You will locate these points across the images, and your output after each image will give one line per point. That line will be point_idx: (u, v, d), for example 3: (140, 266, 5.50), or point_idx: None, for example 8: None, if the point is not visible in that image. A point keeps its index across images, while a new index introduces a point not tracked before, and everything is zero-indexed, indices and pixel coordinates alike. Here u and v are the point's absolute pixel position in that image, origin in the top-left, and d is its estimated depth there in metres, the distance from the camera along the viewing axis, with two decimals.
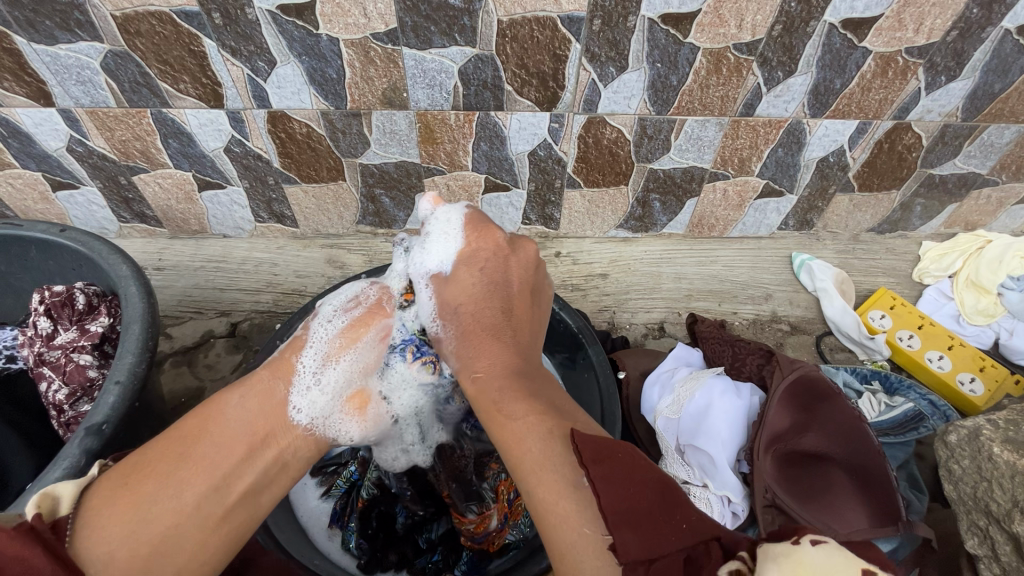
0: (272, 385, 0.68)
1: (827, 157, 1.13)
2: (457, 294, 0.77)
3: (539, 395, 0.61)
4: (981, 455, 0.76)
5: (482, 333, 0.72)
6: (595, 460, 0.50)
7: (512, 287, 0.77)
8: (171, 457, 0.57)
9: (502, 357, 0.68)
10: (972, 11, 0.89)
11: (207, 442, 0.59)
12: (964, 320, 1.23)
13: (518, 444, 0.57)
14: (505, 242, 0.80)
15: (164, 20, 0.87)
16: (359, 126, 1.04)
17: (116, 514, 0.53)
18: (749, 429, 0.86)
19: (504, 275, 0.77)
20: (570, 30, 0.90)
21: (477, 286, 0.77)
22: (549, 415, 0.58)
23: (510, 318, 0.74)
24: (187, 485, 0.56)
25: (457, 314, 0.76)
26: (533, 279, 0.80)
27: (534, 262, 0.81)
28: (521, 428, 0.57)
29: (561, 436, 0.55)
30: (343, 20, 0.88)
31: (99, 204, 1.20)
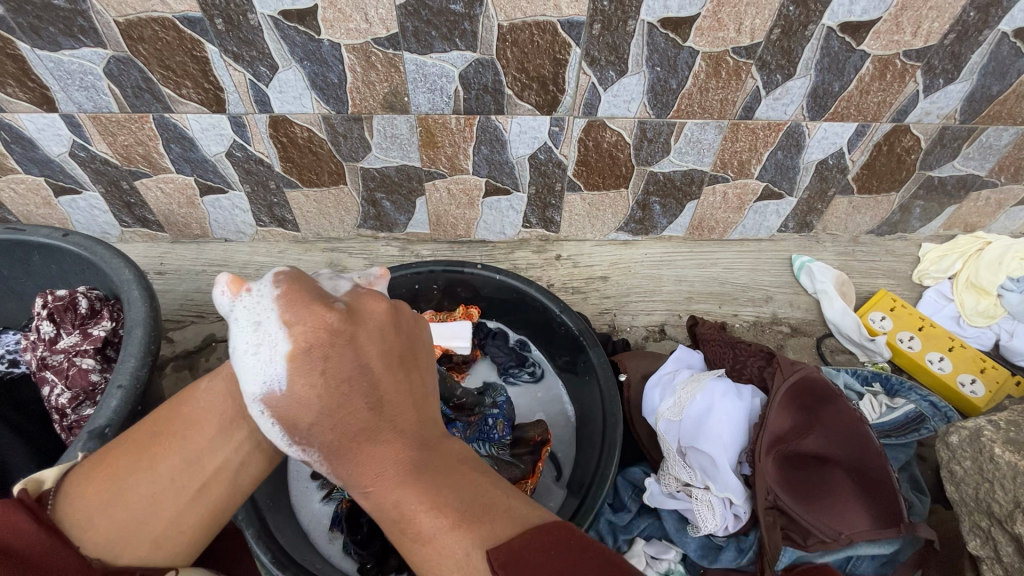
0: (242, 374, 0.61)
1: (826, 159, 1.14)
2: (304, 410, 0.52)
3: (447, 497, 0.50)
4: (982, 456, 0.76)
5: (357, 444, 0.52)
6: (526, 553, 0.45)
7: (331, 385, 0.52)
8: (146, 435, 0.57)
9: (391, 464, 0.51)
10: (969, 14, 0.89)
11: (177, 424, 0.57)
12: (964, 321, 1.23)
13: (436, 559, 0.48)
14: (340, 320, 0.54)
15: (167, 26, 0.88)
16: (360, 130, 1.04)
17: (97, 488, 0.55)
18: (750, 431, 0.86)
19: (351, 365, 0.52)
20: (571, 35, 0.90)
21: (321, 397, 0.52)
22: (464, 527, 0.48)
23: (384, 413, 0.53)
24: (158, 464, 0.56)
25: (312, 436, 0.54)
26: (383, 358, 0.54)
27: (389, 323, 0.57)
28: (436, 551, 0.48)
29: (478, 556, 0.46)
30: (344, 26, 0.88)
31: (101, 209, 1.21)
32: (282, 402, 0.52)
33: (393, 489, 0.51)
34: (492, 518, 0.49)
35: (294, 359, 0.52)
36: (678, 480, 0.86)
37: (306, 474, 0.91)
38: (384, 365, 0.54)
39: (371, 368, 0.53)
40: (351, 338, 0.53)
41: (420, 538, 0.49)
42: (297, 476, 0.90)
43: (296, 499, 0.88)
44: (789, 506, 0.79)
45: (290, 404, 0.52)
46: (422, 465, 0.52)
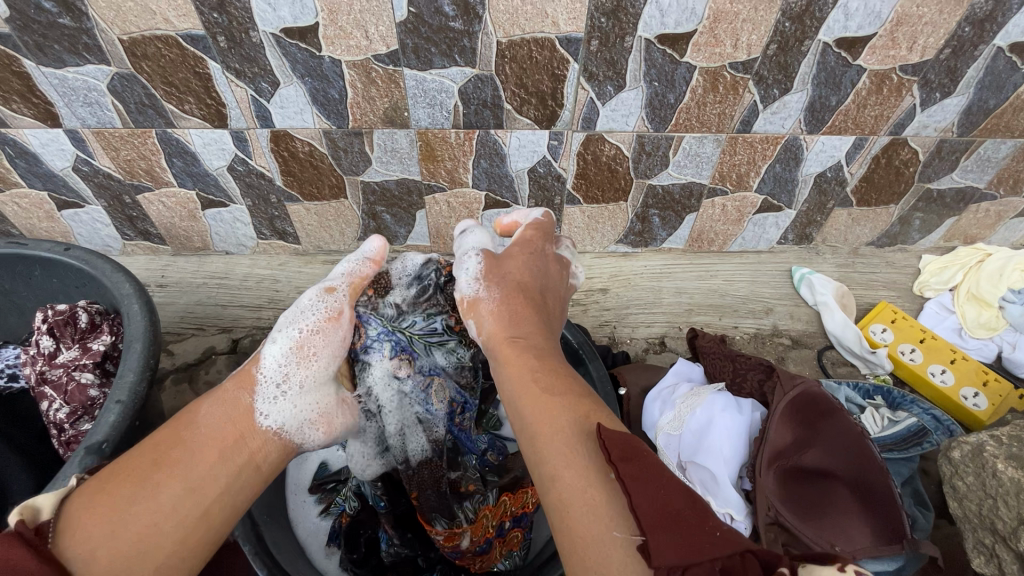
0: (241, 396, 0.62)
1: (825, 172, 1.14)
2: (495, 280, 0.71)
3: (571, 386, 0.59)
4: (985, 472, 0.75)
5: (512, 339, 0.65)
6: (623, 459, 0.47)
7: (508, 284, 0.71)
8: (148, 461, 0.54)
9: (529, 347, 0.63)
10: (964, 29, 0.90)
11: (180, 448, 0.56)
12: (966, 334, 1.22)
13: (553, 423, 0.54)
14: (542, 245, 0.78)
15: (170, 43, 0.89)
16: (361, 144, 1.05)
17: (94, 517, 0.50)
18: (750, 446, 0.85)
19: (546, 271, 0.76)
20: (569, 51, 0.91)
21: (498, 292, 0.70)
22: (574, 407, 0.55)
23: (546, 307, 0.72)
24: (161, 489, 0.52)
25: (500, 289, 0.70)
26: (525, 271, 0.73)
27: (529, 253, 0.76)
28: (559, 416, 0.54)
29: (583, 432, 0.52)
30: (345, 43, 0.90)
31: (103, 222, 1.21)
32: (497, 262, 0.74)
33: (534, 362, 0.61)
34: (598, 416, 0.54)
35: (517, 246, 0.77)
36: None
37: (303, 488, 0.90)
38: (550, 287, 0.75)
39: (550, 281, 0.76)
40: (547, 255, 0.78)
41: (537, 435, 0.54)
42: (294, 489, 0.90)
43: (293, 512, 0.88)
44: (791, 522, 0.78)
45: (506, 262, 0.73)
46: (558, 361, 0.63)
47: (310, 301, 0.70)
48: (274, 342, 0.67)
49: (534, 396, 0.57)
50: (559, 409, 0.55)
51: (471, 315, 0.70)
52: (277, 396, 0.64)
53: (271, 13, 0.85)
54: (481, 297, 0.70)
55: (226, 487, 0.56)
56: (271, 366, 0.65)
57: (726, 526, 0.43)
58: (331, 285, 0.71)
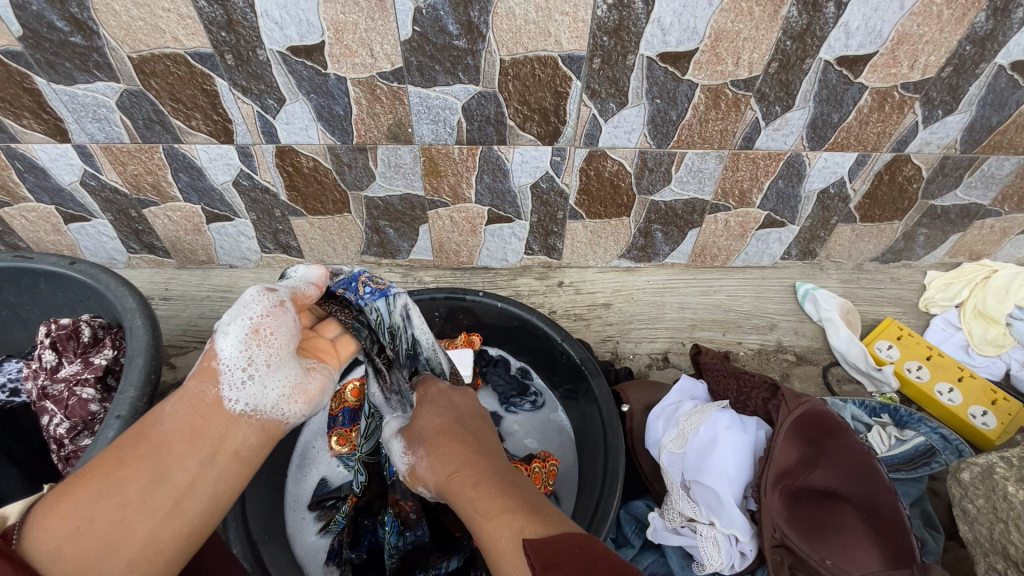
0: (205, 389, 0.56)
1: (828, 188, 1.14)
2: (418, 433, 0.68)
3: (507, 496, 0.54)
4: (996, 494, 0.73)
5: (449, 477, 0.59)
6: (545, 566, 0.45)
7: (428, 433, 0.66)
8: (112, 457, 0.50)
9: (460, 488, 0.57)
10: (965, 48, 0.90)
11: (144, 443, 0.51)
12: (973, 350, 1.21)
13: (496, 546, 0.50)
14: (439, 390, 0.74)
15: (179, 61, 0.90)
16: (365, 160, 1.06)
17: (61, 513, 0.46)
18: (756, 465, 0.84)
19: (455, 407, 0.70)
20: (571, 68, 0.92)
21: (423, 448, 0.65)
22: (507, 519, 0.51)
23: (473, 430, 0.65)
24: (128, 485, 0.49)
25: (421, 436, 0.66)
26: (438, 420, 0.67)
27: (431, 401, 0.72)
28: (498, 531, 0.51)
29: (516, 542, 0.49)
30: (350, 61, 0.91)
31: (109, 236, 1.22)
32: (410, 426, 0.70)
33: (471, 488, 0.56)
34: (532, 521, 0.51)
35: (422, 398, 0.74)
36: (682, 515, 0.84)
37: (302, 504, 0.90)
38: (471, 411, 0.70)
39: (463, 407, 0.71)
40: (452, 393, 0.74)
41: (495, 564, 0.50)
42: (293, 506, 0.90)
43: (292, 530, 0.88)
44: (798, 545, 0.76)
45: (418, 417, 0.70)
46: (502, 469, 0.58)
47: (250, 297, 0.62)
48: (225, 334, 0.60)
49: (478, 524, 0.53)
50: (497, 521, 0.52)
51: (416, 481, 0.65)
52: (240, 378, 0.57)
53: (278, 32, 0.87)
54: (415, 461, 0.65)
55: (196, 479, 0.51)
56: (228, 353, 0.58)
57: None
58: (274, 287, 0.65)
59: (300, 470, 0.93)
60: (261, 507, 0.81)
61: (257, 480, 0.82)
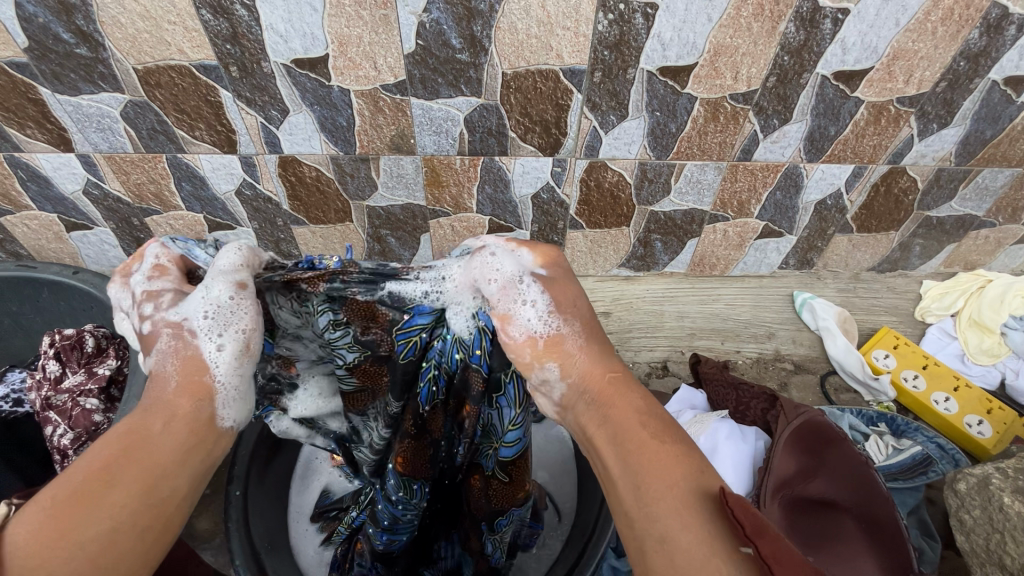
0: (200, 407, 0.49)
1: (825, 200, 1.15)
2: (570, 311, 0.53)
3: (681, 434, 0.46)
4: (992, 505, 0.74)
5: (602, 377, 0.50)
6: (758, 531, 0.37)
7: (584, 317, 0.53)
8: (105, 464, 0.42)
9: (619, 398, 0.48)
10: (959, 63, 0.92)
11: (146, 454, 0.44)
12: (969, 360, 1.22)
13: (666, 471, 0.42)
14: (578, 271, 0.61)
15: (184, 73, 0.91)
16: (367, 170, 1.07)
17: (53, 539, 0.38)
18: (754, 476, 0.84)
19: None
20: (572, 82, 0.93)
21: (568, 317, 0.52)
22: (683, 470, 0.42)
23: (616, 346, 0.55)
24: (126, 502, 0.41)
25: (580, 310, 0.53)
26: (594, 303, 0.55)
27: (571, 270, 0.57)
28: (673, 458, 0.43)
29: (695, 492, 0.41)
30: (354, 73, 0.92)
31: (111, 244, 1.23)
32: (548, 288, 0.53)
33: (639, 404, 0.48)
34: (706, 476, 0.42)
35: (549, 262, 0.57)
36: None
37: (305, 515, 0.91)
38: None
39: None
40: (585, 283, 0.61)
41: (637, 489, 0.42)
42: (297, 517, 0.91)
43: (294, 541, 0.88)
44: (798, 555, 0.76)
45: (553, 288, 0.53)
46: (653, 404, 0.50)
47: (230, 298, 0.52)
48: (218, 347, 0.50)
49: (641, 442, 0.44)
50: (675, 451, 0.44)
51: (552, 357, 0.50)
52: (238, 391, 0.51)
53: (282, 44, 0.88)
54: (561, 334, 0.51)
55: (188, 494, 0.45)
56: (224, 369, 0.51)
57: None
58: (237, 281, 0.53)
59: (304, 481, 0.94)
60: (266, 519, 0.82)
61: (263, 489, 0.83)
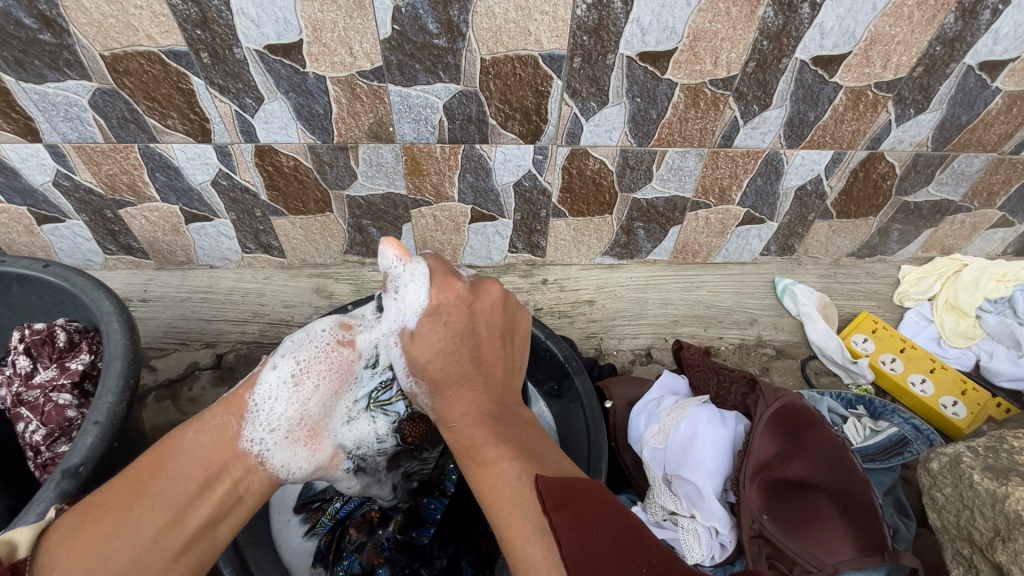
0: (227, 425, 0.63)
1: (805, 185, 1.16)
2: (428, 345, 0.67)
3: (516, 441, 0.58)
4: (962, 483, 0.76)
5: (454, 387, 0.63)
6: (557, 506, 0.48)
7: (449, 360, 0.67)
8: (129, 490, 0.56)
9: (472, 404, 0.62)
10: (935, 49, 0.92)
11: (162, 480, 0.57)
12: (945, 343, 1.25)
13: (493, 484, 0.54)
14: (465, 290, 0.70)
15: (153, 59, 0.88)
16: (346, 159, 1.05)
17: (69, 555, 0.52)
18: (734, 459, 0.86)
19: (466, 322, 0.67)
20: (552, 68, 0.92)
21: (434, 355, 0.66)
22: (521, 460, 0.56)
23: (478, 365, 0.64)
24: (146, 516, 0.54)
25: (426, 371, 0.67)
26: (488, 327, 0.67)
27: (499, 305, 0.69)
28: (494, 472, 0.55)
29: (525, 478, 0.53)
30: (329, 59, 0.90)
31: (84, 236, 1.20)
32: (412, 340, 0.70)
33: (473, 409, 0.61)
34: (543, 463, 0.55)
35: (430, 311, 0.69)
36: (664, 509, 0.86)
37: (289, 507, 0.90)
38: (488, 335, 0.66)
39: (481, 331, 0.66)
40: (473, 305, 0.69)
41: (483, 462, 0.57)
42: (279, 508, 0.89)
43: (278, 532, 0.87)
44: (776, 537, 0.78)
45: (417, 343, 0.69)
46: (498, 405, 0.62)
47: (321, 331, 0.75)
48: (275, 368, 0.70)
49: (484, 442, 0.58)
50: (502, 462, 0.55)
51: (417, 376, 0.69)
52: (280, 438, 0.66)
53: (254, 30, 0.85)
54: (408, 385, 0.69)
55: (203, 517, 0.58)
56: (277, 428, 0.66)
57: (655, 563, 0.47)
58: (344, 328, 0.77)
59: None
60: None
61: None
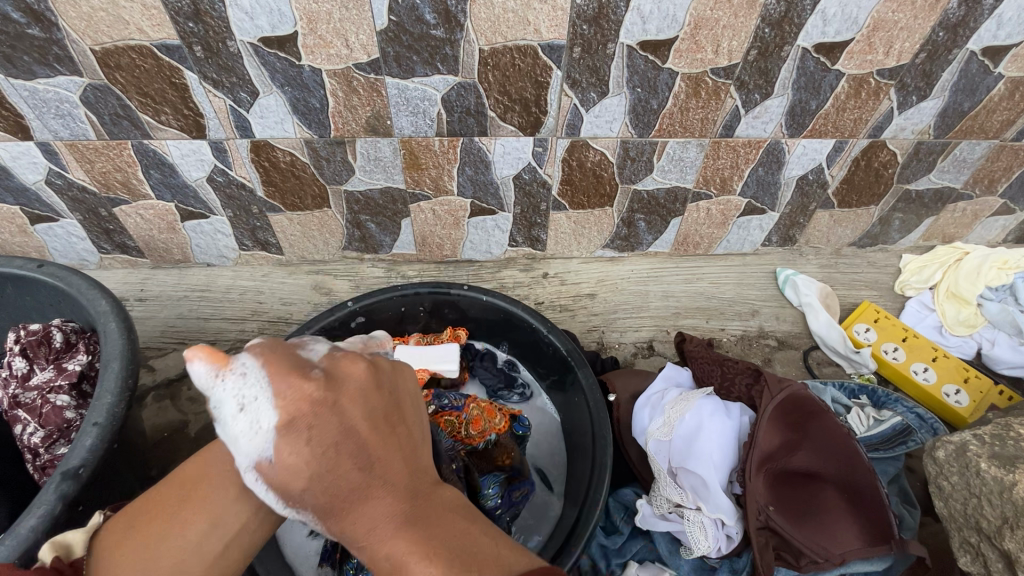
0: None
1: (806, 175, 1.15)
2: (295, 478, 0.45)
3: (439, 546, 0.45)
4: (969, 471, 0.76)
5: (349, 505, 0.46)
6: None
7: (347, 451, 0.45)
8: (179, 493, 0.52)
9: (382, 519, 0.46)
10: (938, 34, 0.91)
11: (213, 481, 0.52)
12: (946, 331, 1.25)
13: None
14: (320, 386, 0.46)
15: (145, 53, 0.87)
16: (343, 153, 1.04)
17: (122, 562, 0.49)
18: (740, 451, 0.86)
19: (338, 424, 0.45)
20: (551, 58, 0.91)
21: (308, 464, 0.45)
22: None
23: (371, 471, 0.46)
24: (190, 530, 0.50)
25: (305, 499, 0.46)
26: (367, 416, 0.47)
27: (372, 382, 0.49)
28: None
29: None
30: (325, 52, 0.88)
31: (78, 235, 1.18)
32: (395, 361, 0.63)
33: (399, 541, 0.45)
34: (487, 567, 0.44)
35: (402, 332, 0.62)
36: (670, 501, 0.85)
37: None
38: (373, 423, 0.47)
39: (399, 400, 0.50)
40: (336, 402, 0.46)
41: None
42: None
43: (282, 531, 0.86)
44: (782, 527, 0.79)
45: (403, 364, 0.61)
46: (424, 510, 0.47)
47: None
48: None
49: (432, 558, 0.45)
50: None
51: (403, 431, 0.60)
52: None
53: (248, 22, 0.84)
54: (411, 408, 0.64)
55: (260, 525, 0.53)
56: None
57: None
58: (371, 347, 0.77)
59: None
60: None
61: None
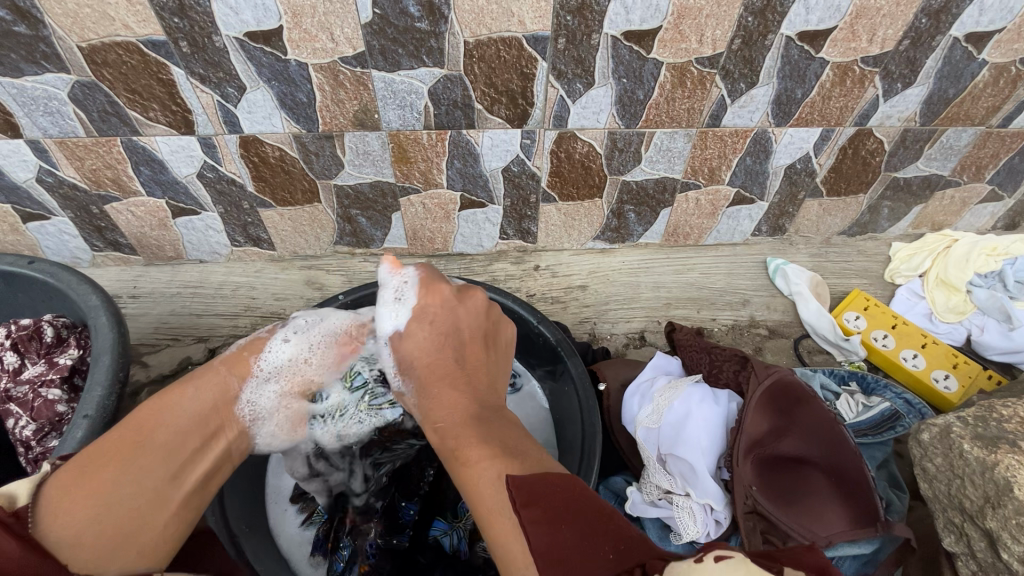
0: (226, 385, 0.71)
1: (794, 164, 1.16)
2: (417, 349, 0.75)
3: (491, 442, 0.61)
4: (952, 452, 0.76)
5: (439, 382, 0.72)
6: (525, 504, 0.52)
7: (456, 333, 0.75)
8: (130, 443, 0.61)
9: (461, 404, 0.68)
10: (921, 21, 0.92)
11: (159, 433, 0.63)
12: (936, 318, 1.25)
13: (475, 489, 0.58)
14: (452, 294, 0.77)
15: (131, 50, 0.87)
16: (332, 148, 1.04)
17: (80, 501, 0.56)
18: (728, 436, 0.86)
19: (450, 321, 0.75)
20: (536, 49, 0.92)
21: (428, 342, 0.75)
22: (502, 458, 0.59)
23: (464, 363, 0.73)
24: (144, 472, 0.60)
25: (413, 368, 0.75)
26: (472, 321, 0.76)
27: (484, 306, 0.78)
28: (474, 474, 0.59)
29: (500, 480, 0.56)
30: (311, 45, 0.89)
31: (70, 233, 1.18)
32: (402, 340, 0.77)
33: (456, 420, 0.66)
34: (520, 462, 0.58)
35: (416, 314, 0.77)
36: (659, 488, 0.86)
37: (284, 496, 0.90)
38: (471, 335, 0.75)
39: (465, 332, 0.75)
40: (456, 308, 0.76)
41: (466, 461, 0.61)
42: (275, 498, 0.89)
43: (275, 523, 0.88)
44: (769, 510, 0.79)
45: (406, 342, 0.76)
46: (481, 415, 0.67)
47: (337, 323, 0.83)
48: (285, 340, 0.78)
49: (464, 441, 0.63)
50: (479, 467, 0.59)
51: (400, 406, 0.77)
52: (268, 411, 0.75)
53: (233, 17, 0.84)
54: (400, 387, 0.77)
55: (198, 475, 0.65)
56: (266, 398, 0.75)
57: (621, 548, 0.49)
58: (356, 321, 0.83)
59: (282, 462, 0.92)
60: (243, 501, 0.83)
61: (239, 476, 0.83)
